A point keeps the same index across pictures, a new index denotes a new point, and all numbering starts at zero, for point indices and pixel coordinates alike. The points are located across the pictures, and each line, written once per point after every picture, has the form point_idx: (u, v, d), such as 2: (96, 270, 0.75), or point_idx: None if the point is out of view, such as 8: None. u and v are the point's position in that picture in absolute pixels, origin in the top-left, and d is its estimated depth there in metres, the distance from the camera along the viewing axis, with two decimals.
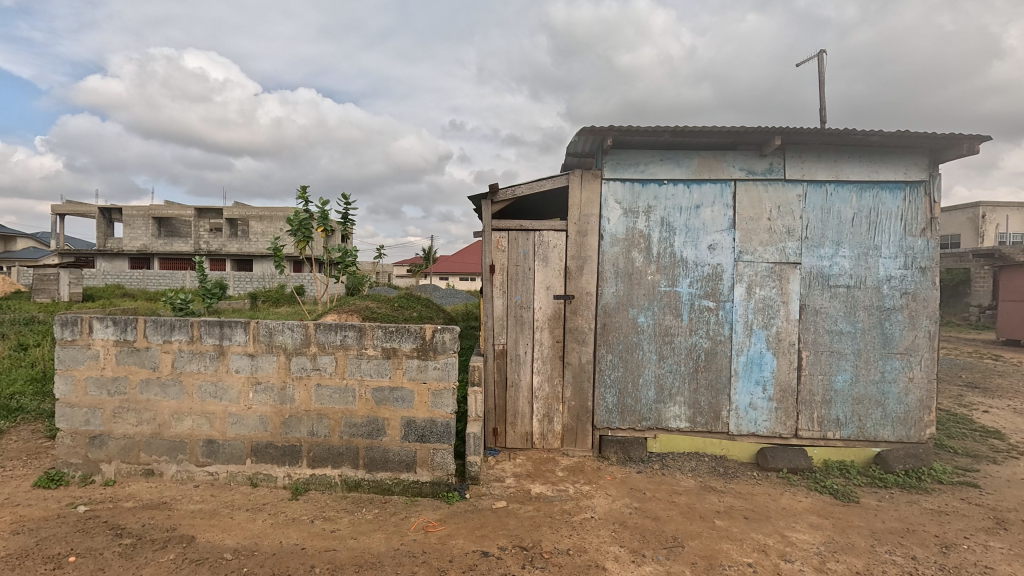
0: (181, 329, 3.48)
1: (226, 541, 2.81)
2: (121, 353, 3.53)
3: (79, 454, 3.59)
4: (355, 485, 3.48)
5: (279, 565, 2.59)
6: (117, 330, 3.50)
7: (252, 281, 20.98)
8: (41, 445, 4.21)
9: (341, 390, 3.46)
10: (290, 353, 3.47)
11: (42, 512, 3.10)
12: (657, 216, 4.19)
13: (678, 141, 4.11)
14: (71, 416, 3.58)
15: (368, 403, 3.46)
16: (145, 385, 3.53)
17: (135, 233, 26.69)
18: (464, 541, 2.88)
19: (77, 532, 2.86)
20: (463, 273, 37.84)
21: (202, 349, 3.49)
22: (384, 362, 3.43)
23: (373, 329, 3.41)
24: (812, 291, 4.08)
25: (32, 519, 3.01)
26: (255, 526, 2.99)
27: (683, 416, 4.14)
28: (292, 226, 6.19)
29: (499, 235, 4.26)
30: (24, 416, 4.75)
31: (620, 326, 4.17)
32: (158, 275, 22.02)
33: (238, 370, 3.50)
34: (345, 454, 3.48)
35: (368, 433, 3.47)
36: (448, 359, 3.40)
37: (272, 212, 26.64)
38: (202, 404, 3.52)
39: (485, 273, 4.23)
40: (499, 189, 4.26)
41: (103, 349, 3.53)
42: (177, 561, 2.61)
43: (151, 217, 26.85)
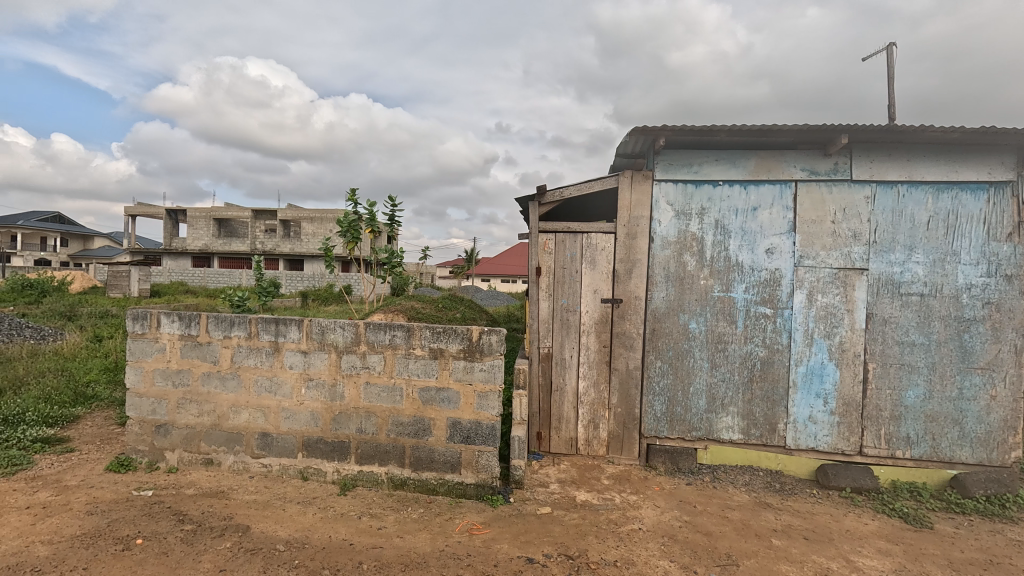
0: (239, 325, 3.63)
1: (278, 532, 2.90)
2: (185, 347, 3.71)
3: (145, 442, 3.80)
4: (400, 483, 3.52)
5: (328, 560, 2.64)
6: (182, 325, 3.69)
7: (303, 280, 21.90)
8: (112, 431, 4.50)
9: (389, 389, 3.51)
10: (341, 350, 3.55)
11: (113, 495, 3.29)
12: (711, 219, 4.03)
13: (733, 141, 3.95)
14: (139, 405, 3.79)
15: (414, 403, 3.49)
16: (206, 378, 3.70)
17: (197, 234, 28.27)
18: (509, 545, 2.84)
19: (143, 516, 3.02)
20: (505, 275, 38.02)
21: (258, 345, 3.63)
22: (431, 362, 3.45)
23: (421, 329, 3.44)
24: (880, 299, 3.83)
25: (105, 501, 3.20)
26: (306, 519, 3.06)
27: (736, 428, 3.96)
28: (342, 227, 6.35)
29: (546, 237, 4.22)
30: (98, 403, 5.12)
31: (670, 331, 4.04)
32: (218, 274, 23.30)
33: (292, 367, 3.60)
34: (391, 452, 3.52)
35: (414, 433, 3.49)
36: (494, 361, 3.38)
37: (323, 214, 27.64)
38: (258, 398, 3.65)
39: (532, 275, 4.20)
40: (546, 190, 4.22)
41: (169, 343, 3.73)
42: (234, 549, 2.71)
43: (212, 219, 28.42)
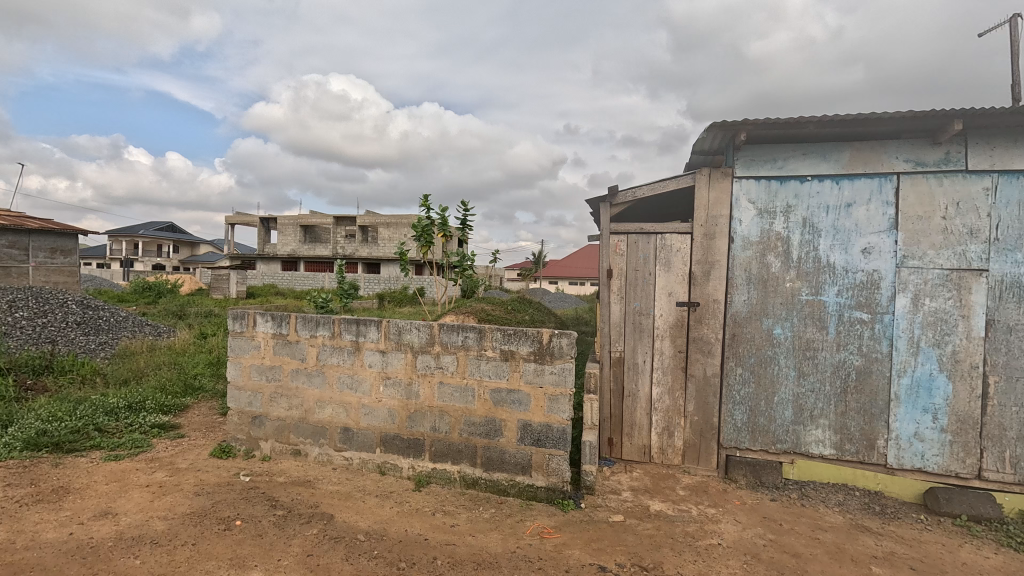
0: (325, 325, 3.87)
1: (359, 523, 3.05)
2: (277, 345, 4.01)
3: (243, 431, 4.14)
4: (472, 482, 3.58)
5: (404, 553, 2.74)
6: (275, 325, 3.99)
7: (380, 282, 23.01)
8: (215, 419, 4.96)
9: (462, 390, 3.59)
10: (416, 351, 3.68)
11: (216, 478, 3.62)
12: (798, 217, 3.77)
13: (824, 133, 3.66)
14: (238, 397, 4.14)
15: (486, 404, 3.54)
16: (295, 374, 3.97)
17: (286, 240, 30.56)
18: (581, 552, 2.80)
19: (242, 500, 3.29)
20: (574, 278, 37.76)
21: (341, 344, 3.84)
22: (502, 364, 3.49)
23: (492, 331, 3.49)
24: (1003, 304, 3.39)
25: (210, 484, 3.53)
26: (384, 512, 3.20)
27: (828, 442, 3.66)
28: (416, 231, 6.60)
29: (618, 239, 4.13)
30: (203, 394, 5.67)
31: (752, 337, 3.82)
32: (304, 277, 25.03)
33: (371, 365, 3.78)
34: (464, 451, 3.59)
35: (486, 433, 3.55)
36: (565, 364, 3.35)
37: (399, 220, 28.90)
38: (341, 395, 3.86)
39: (603, 277, 4.13)
40: (618, 191, 4.14)
41: (263, 341, 4.04)
42: (319, 536, 2.88)
43: (299, 226, 30.60)
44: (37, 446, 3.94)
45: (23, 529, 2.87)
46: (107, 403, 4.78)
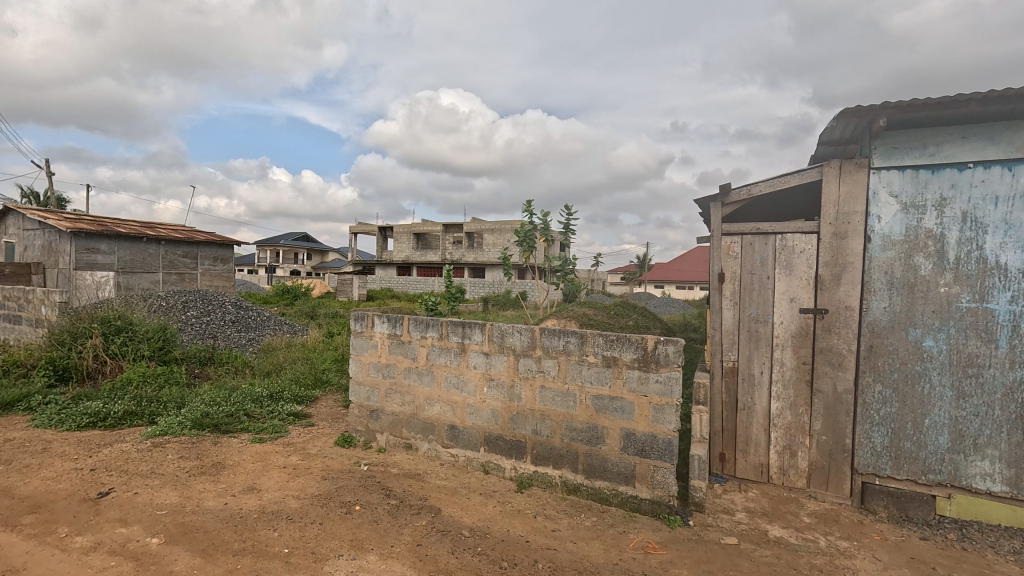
0: (434, 326, 4.09)
1: (463, 518, 3.17)
2: (392, 345, 4.31)
3: (362, 423, 4.51)
4: (574, 489, 3.55)
5: (506, 552, 2.79)
6: (390, 326, 4.30)
7: (484, 286, 23.84)
8: (339, 411, 5.47)
9: (563, 394, 3.58)
10: (518, 354, 3.74)
11: (340, 465, 3.98)
12: (955, 212, 3.24)
13: (991, 112, 3.11)
14: (359, 392, 4.51)
15: (588, 410, 3.50)
16: (407, 372, 4.24)
17: (401, 247, 32.92)
18: (688, 573, 2.65)
19: (361, 487, 3.59)
20: (681, 282, 36.04)
21: (448, 346, 4.03)
22: (604, 370, 3.42)
23: (594, 336, 3.44)
24: None
25: (334, 470, 3.89)
26: (487, 510, 3.29)
27: (997, 477, 3.09)
28: (519, 237, 6.74)
29: (730, 240, 3.86)
30: (329, 387, 6.28)
31: (895, 350, 3.34)
32: (416, 282, 26.72)
33: (476, 367, 3.92)
34: (565, 456, 3.58)
35: (587, 440, 3.50)
36: (671, 373, 3.20)
37: (503, 225, 29.76)
38: (448, 393, 4.05)
39: (714, 282, 3.88)
40: (730, 189, 3.87)
41: (380, 341, 4.37)
42: (428, 527, 3.04)
43: (412, 234, 32.77)
44: (201, 425, 4.64)
45: (191, 495, 3.39)
46: (254, 392, 5.49)
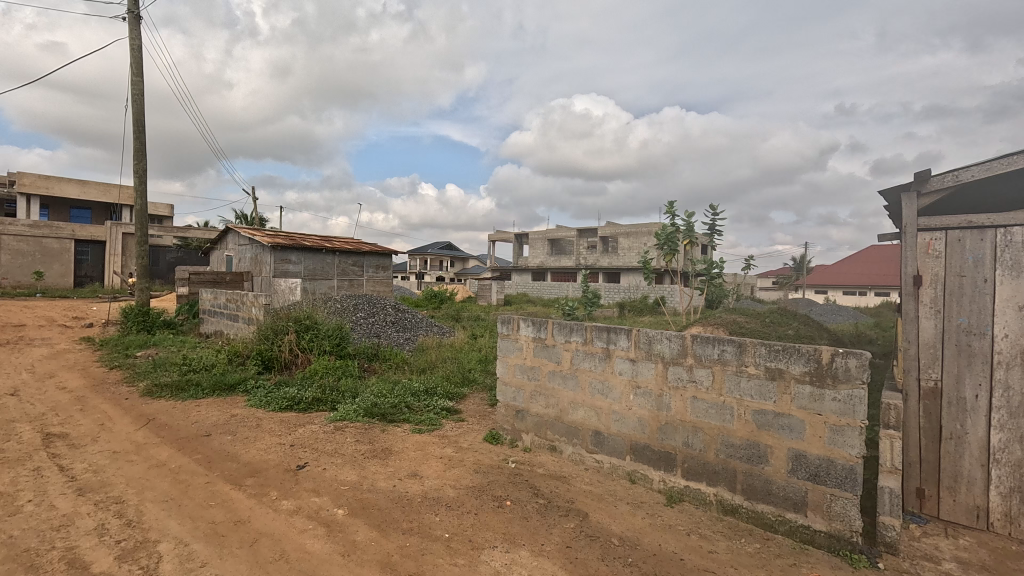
0: (578, 331, 4.12)
1: (612, 526, 3.12)
2: (536, 348, 4.43)
3: (508, 422, 4.69)
4: (731, 510, 3.28)
5: (659, 567, 2.69)
6: (535, 329, 4.44)
7: (620, 291, 23.38)
8: (486, 409, 5.77)
9: (718, 407, 3.34)
10: (667, 362, 3.59)
11: (489, 461, 4.20)
12: None
13: None
14: (505, 392, 4.70)
15: (748, 426, 3.22)
16: (552, 375, 4.32)
17: (536, 253, 33.83)
18: None
19: (510, 483, 3.74)
20: (849, 286, 31.46)
21: (593, 351, 4.02)
22: (767, 383, 3.12)
23: (755, 346, 3.16)
24: None
25: (485, 465, 4.11)
26: (636, 521, 3.20)
27: None
28: (660, 240, 6.51)
29: (929, 237, 3.27)
30: (476, 385, 6.67)
31: None
32: (551, 287, 27.19)
33: (622, 373, 3.85)
34: (721, 474, 3.33)
35: (747, 458, 3.22)
36: (852, 391, 2.80)
37: (639, 228, 28.92)
38: (593, 399, 4.04)
39: (908, 286, 3.32)
40: (929, 176, 3.28)
41: (525, 343, 4.52)
42: (576, 531, 3.06)
43: (547, 240, 33.47)
44: (371, 414, 5.25)
45: (366, 475, 3.85)
46: (413, 387, 6.05)
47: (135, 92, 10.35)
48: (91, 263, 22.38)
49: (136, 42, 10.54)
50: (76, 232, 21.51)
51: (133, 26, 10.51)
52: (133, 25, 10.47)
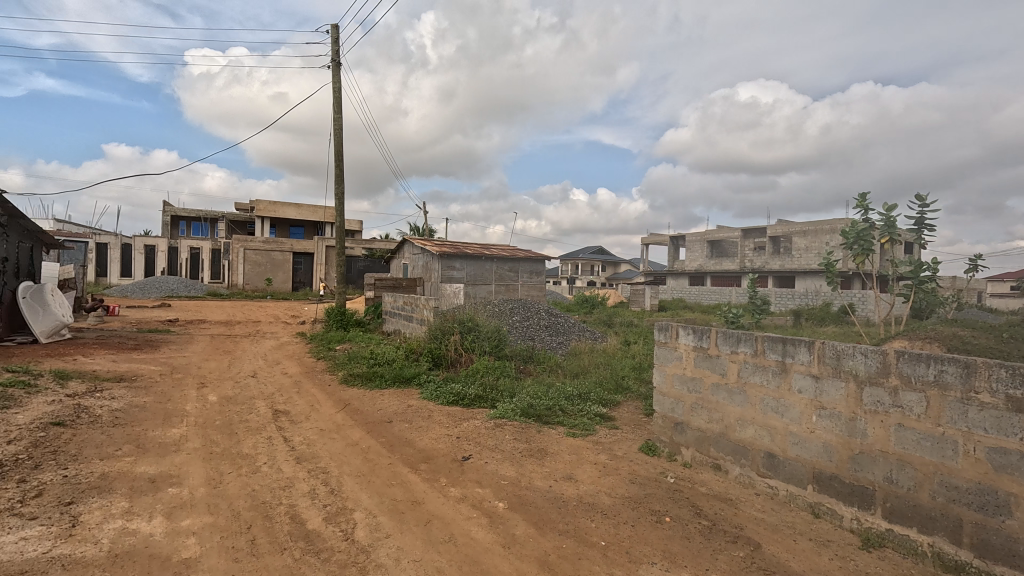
0: (747, 342, 3.77)
1: (790, 563, 2.77)
2: (698, 358, 4.16)
3: (666, 434, 4.47)
4: (956, 567, 2.65)
5: None
6: (696, 338, 4.18)
7: (794, 298, 20.78)
8: (641, 418, 5.59)
9: (935, 439, 2.76)
10: (862, 381, 3.09)
11: (646, 473, 4.05)
12: None
13: None
14: (662, 402, 4.49)
15: (980, 466, 2.60)
16: (716, 388, 4.01)
17: (694, 256, 31.86)
18: None
19: (669, 499, 3.56)
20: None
21: (765, 364, 3.64)
22: (1009, 416, 2.50)
23: (991, 368, 2.55)
24: None
25: (641, 476, 3.98)
26: (821, 561, 2.80)
27: None
28: (848, 239, 5.64)
29: None
30: (630, 393, 6.50)
31: None
32: (711, 292, 25.30)
33: (801, 391, 3.42)
34: (940, 521, 2.74)
35: (979, 506, 2.60)
36: None
37: (819, 226, 25.41)
38: (765, 417, 3.65)
39: None
40: None
41: (685, 352, 4.27)
42: (747, 561, 2.79)
43: (706, 242, 31.28)
44: (528, 414, 5.46)
45: (524, 472, 4.01)
46: (567, 391, 6.13)
47: (336, 127, 12.32)
48: (303, 271, 27.18)
49: (337, 85, 12.53)
50: (293, 246, 26.33)
51: (335, 73, 12.52)
52: (335, 72, 12.47)
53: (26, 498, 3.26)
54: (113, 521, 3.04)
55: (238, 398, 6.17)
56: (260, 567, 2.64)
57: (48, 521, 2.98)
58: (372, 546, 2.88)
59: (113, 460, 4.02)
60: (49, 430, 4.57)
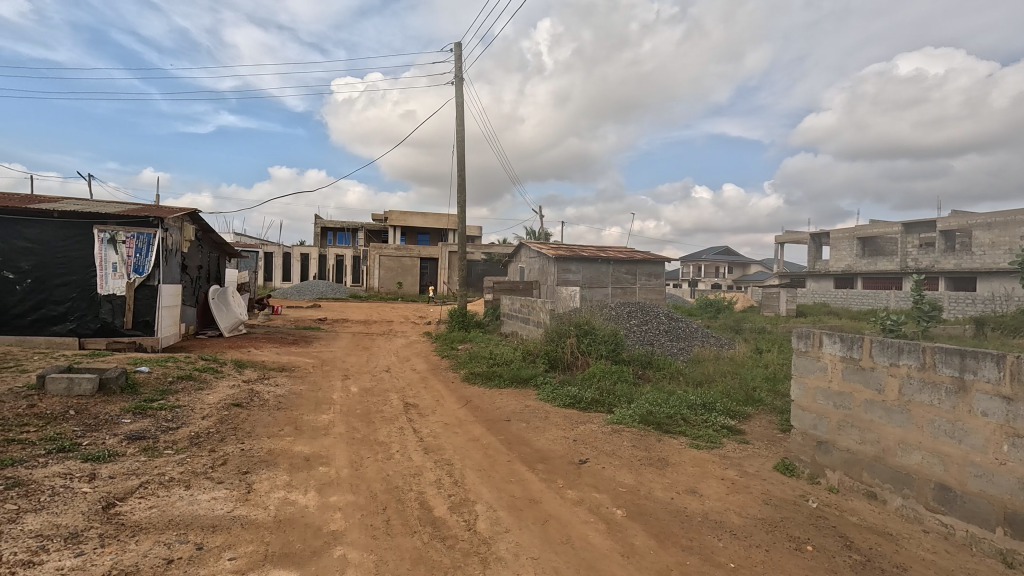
0: (911, 353, 3.26)
1: None
2: (846, 370, 3.70)
3: (807, 453, 4.02)
4: None
5: None
6: (844, 347, 3.71)
7: (975, 302, 17.44)
8: (776, 434, 5.09)
9: None
10: None
11: (782, 494, 3.68)
12: None
13: None
14: (802, 418, 4.05)
15: None
16: (870, 405, 3.53)
17: (841, 255, 28.42)
18: None
19: (810, 525, 3.20)
20: None
21: (935, 380, 3.12)
22: None
23: None
24: None
25: (776, 497, 3.63)
26: None
27: None
28: None
29: None
30: (763, 406, 5.96)
31: None
32: (862, 295, 22.23)
33: (986, 414, 2.87)
34: None
35: None
36: None
37: (1010, 216, 21.06)
38: (935, 442, 3.13)
39: None
40: None
41: (830, 363, 3.82)
42: None
43: (856, 239, 27.62)
44: (647, 421, 5.27)
45: (643, 481, 3.88)
46: (690, 399, 5.81)
47: (458, 139, 13.04)
48: (429, 275, 29.14)
49: (459, 99, 13.27)
50: (421, 251, 28.37)
51: (458, 87, 13.27)
52: (458, 87, 13.23)
53: (215, 465, 3.93)
54: (278, 491, 3.53)
55: (375, 390, 6.81)
56: (394, 546, 2.89)
57: (230, 485, 3.56)
58: (492, 539, 2.99)
59: (277, 438, 4.68)
60: (231, 409, 5.45)
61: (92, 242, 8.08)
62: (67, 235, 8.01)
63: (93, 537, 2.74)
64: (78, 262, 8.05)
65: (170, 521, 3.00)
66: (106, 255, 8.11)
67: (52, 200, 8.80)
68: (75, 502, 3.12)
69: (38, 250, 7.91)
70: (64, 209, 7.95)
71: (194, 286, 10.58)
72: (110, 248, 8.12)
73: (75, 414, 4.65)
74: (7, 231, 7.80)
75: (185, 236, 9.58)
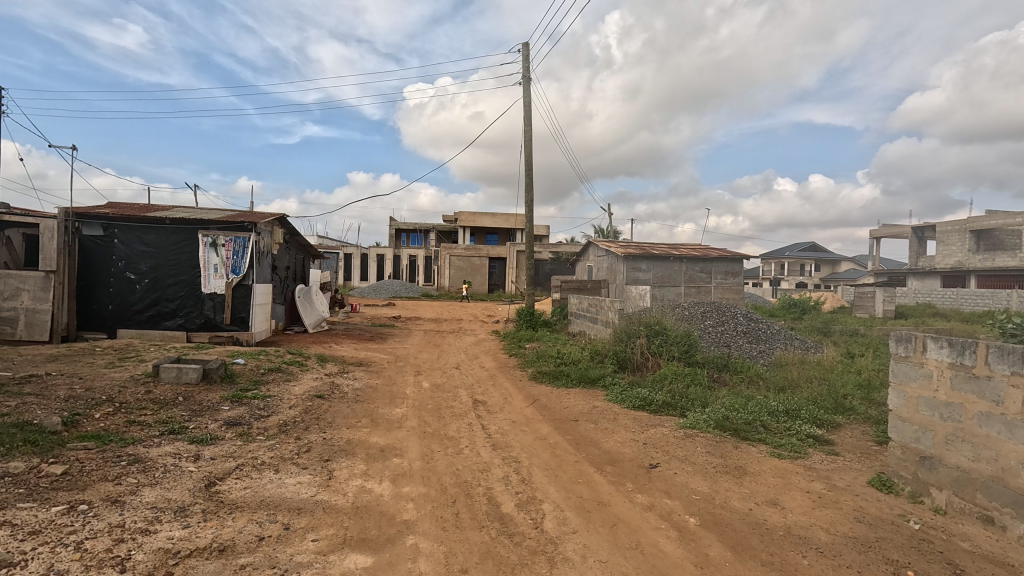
0: None
1: None
2: (956, 378, 3.31)
3: (908, 469, 3.65)
4: None
5: None
6: (953, 353, 3.33)
7: None
8: (871, 447, 4.66)
9: None
10: None
11: (878, 512, 3.36)
12: None
13: None
14: (902, 430, 3.67)
15: None
16: (986, 419, 3.13)
17: (949, 249, 25.64)
18: None
19: (912, 549, 2.90)
20: None
21: None
22: None
23: None
24: None
25: (871, 515, 3.32)
26: None
27: None
28: None
29: None
30: (854, 416, 5.49)
31: None
32: (976, 295, 19.84)
33: None
34: None
35: None
36: None
37: None
38: None
39: None
40: None
41: (936, 370, 3.43)
42: None
43: (968, 231, 24.79)
44: (723, 427, 5.02)
45: (719, 490, 3.69)
46: (770, 405, 5.46)
47: (527, 139, 13.11)
48: (497, 274, 29.50)
49: (527, 99, 13.32)
50: (489, 251, 28.79)
51: (526, 88, 13.33)
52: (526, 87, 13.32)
53: (300, 451, 4.22)
54: (355, 479, 3.73)
55: (445, 386, 7.01)
56: (463, 538, 2.96)
57: (314, 471, 3.81)
58: (559, 539, 2.98)
59: (355, 429, 4.95)
60: (314, 400, 5.84)
61: (197, 246, 8.96)
62: (177, 240, 8.93)
63: (197, 512, 3.04)
64: (186, 263, 8.95)
65: (262, 501, 3.26)
66: (209, 258, 8.97)
67: (164, 208, 9.84)
68: (183, 479, 3.48)
69: (153, 253, 8.88)
70: (173, 217, 8.87)
71: (283, 285, 11.42)
72: (212, 250, 8.97)
73: (183, 400, 5.18)
74: (129, 237, 8.83)
75: (275, 239, 10.37)
